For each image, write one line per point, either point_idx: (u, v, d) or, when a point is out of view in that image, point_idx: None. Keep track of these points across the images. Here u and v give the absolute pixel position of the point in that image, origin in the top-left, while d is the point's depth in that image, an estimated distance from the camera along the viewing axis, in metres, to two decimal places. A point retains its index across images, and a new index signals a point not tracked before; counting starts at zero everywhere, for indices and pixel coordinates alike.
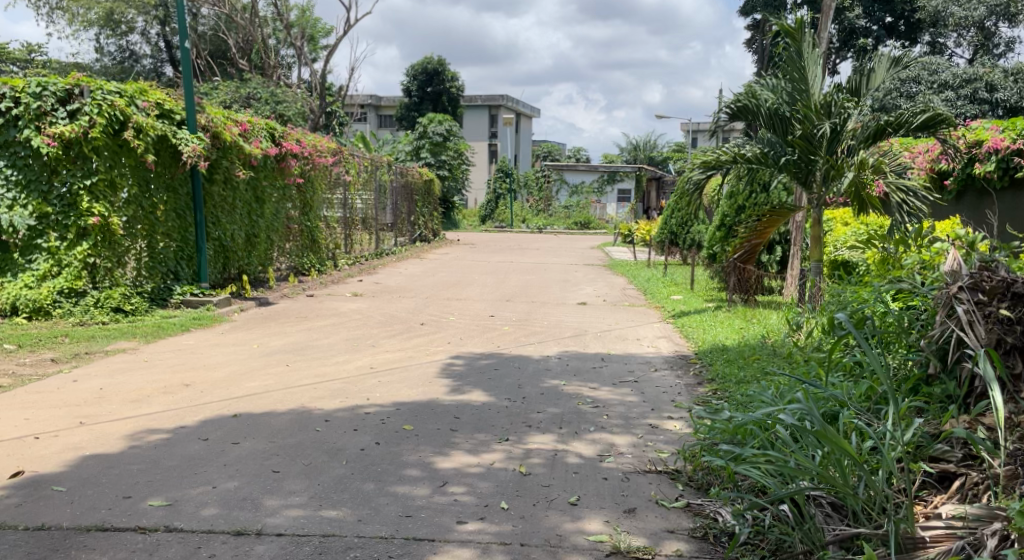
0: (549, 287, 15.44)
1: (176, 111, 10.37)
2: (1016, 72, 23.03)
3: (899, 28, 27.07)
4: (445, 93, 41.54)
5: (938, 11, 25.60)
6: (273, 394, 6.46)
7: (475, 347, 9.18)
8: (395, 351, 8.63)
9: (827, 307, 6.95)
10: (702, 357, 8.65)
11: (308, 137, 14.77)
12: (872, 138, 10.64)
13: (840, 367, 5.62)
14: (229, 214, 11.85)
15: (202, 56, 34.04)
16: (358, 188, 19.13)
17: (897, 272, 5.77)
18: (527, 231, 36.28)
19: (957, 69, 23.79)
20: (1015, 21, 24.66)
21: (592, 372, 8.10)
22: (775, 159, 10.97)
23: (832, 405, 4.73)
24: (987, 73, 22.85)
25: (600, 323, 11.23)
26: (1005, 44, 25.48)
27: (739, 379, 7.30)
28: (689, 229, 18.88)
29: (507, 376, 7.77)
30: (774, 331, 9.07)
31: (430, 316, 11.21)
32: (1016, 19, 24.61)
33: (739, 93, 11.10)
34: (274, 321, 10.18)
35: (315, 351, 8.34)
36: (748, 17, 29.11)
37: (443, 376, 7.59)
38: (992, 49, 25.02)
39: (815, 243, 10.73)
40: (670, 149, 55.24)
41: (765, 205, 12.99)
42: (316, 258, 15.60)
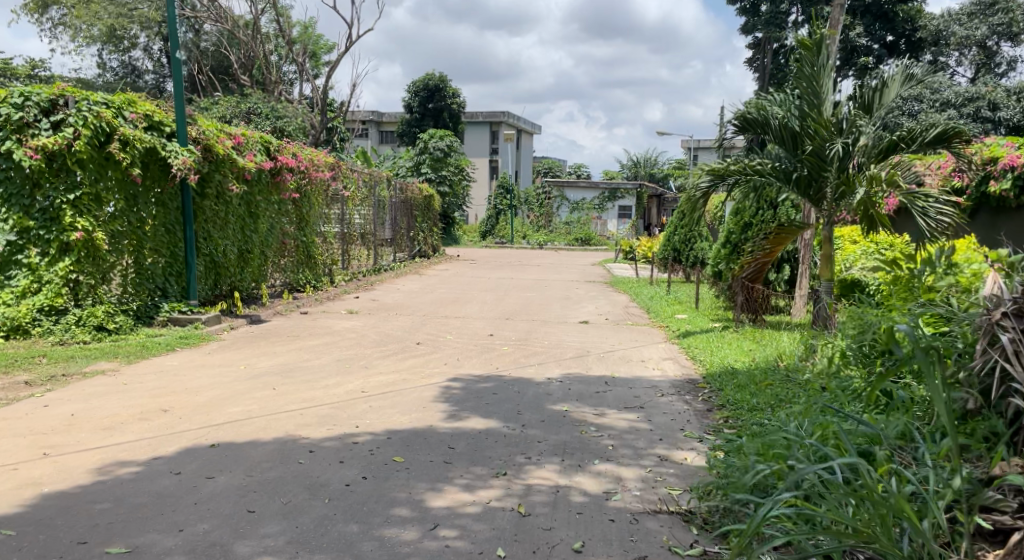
0: (550, 305, 15.05)
1: (165, 123, 9.98)
2: (1020, 92, 22.73)
3: (899, 47, 26.43)
4: (446, 109, 41.32)
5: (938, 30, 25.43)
6: (256, 422, 6.08)
7: (474, 368, 8.79)
8: (389, 373, 8.24)
9: (846, 330, 6.59)
10: (711, 382, 8.26)
11: (305, 151, 14.45)
12: (884, 154, 10.30)
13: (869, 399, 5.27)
14: (221, 229, 11.45)
15: (203, 72, 33.83)
16: (356, 204, 18.79)
17: (928, 295, 5.42)
18: (527, 247, 35.94)
19: (958, 87, 23.53)
20: (1017, 41, 24.43)
21: (596, 397, 7.70)
22: (785, 174, 10.61)
23: (865, 442, 4.42)
24: (989, 92, 22.57)
25: (603, 343, 10.84)
26: (1006, 64, 25.25)
27: (753, 407, 6.93)
28: (692, 245, 18.54)
29: (506, 400, 7.38)
30: (787, 353, 8.70)
31: (427, 335, 10.81)
32: (1018, 38, 24.38)
33: (748, 104, 10.75)
34: (265, 340, 9.80)
35: (305, 373, 7.95)
36: (749, 36, 28.89)
37: (438, 400, 7.20)
38: (993, 68, 24.79)
39: (826, 261, 10.35)
40: (670, 166, 55.01)
41: (774, 222, 12.58)
42: (313, 274, 15.22)
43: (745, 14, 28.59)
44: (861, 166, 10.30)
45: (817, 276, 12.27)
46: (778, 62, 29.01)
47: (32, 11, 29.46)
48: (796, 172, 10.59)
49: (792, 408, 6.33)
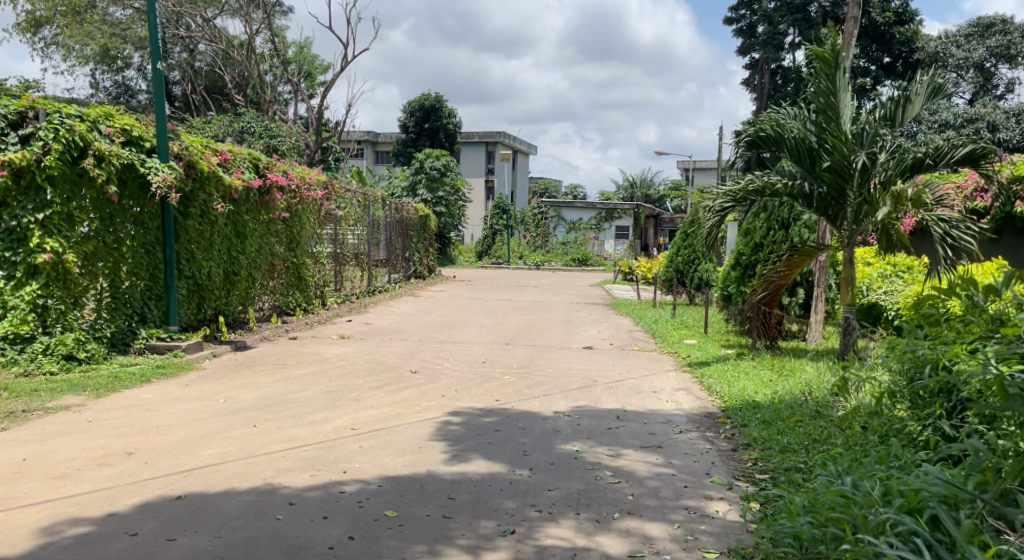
0: (552, 329, 14.37)
1: (145, 138, 9.29)
2: (1019, 113, 22.26)
3: (897, 69, 26.12)
4: (441, 129, 40.81)
5: (936, 52, 24.87)
6: (232, 467, 5.44)
7: (473, 400, 8.14)
8: (382, 407, 7.59)
9: (892, 362, 6.08)
10: (732, 417, 7.67)
11: (295, 169, 13.85)
12: (909, 171, 9.62)
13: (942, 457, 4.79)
14: (206, 250, 10.77)
15: (197, 91, 33.24)
16: (350, 223, 18.15)
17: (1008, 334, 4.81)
18: (523, 267, 35.25)
19: (958, 109, 23.04)
20: (1015, 63, 24.07)
21: (609, 434, 7.04)
22: (804, 194, 9.93)
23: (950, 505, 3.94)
24: (989, 113, 22.08)
25: (611, 372, 10.18)
26: (1004, 86, 24.79)
27: (787, 450, 6.39)
28: (696, 266, 17.92)
29: (511, 438, 6.73)
30: (813, 387, 8.10)
31: (423, 363, 10.14)
32: (1016, 61, 24.01)
33: (763, 121, 10.09)
34: (249, 370, 9.13)
35: (291, 409, 7.28)
36: (746, 55, 28.44)
37: (436, 438, 6.55)
38: (991, 90, 24.31)
39: (845, 285, 9.71)
40: (666, 187, 54.49)
41: (786, 243, 11.91)
42: (303, 296, 14.56)
43: (742, 34, 28.15)
44: (882, 185, 9.62)
45: (836, 301, 11.54)
46: (776, 83, 28.50)
47: (24, 30, 28.87)
48: (814, 190, 9.93)
49: (836, 453, 5.80)
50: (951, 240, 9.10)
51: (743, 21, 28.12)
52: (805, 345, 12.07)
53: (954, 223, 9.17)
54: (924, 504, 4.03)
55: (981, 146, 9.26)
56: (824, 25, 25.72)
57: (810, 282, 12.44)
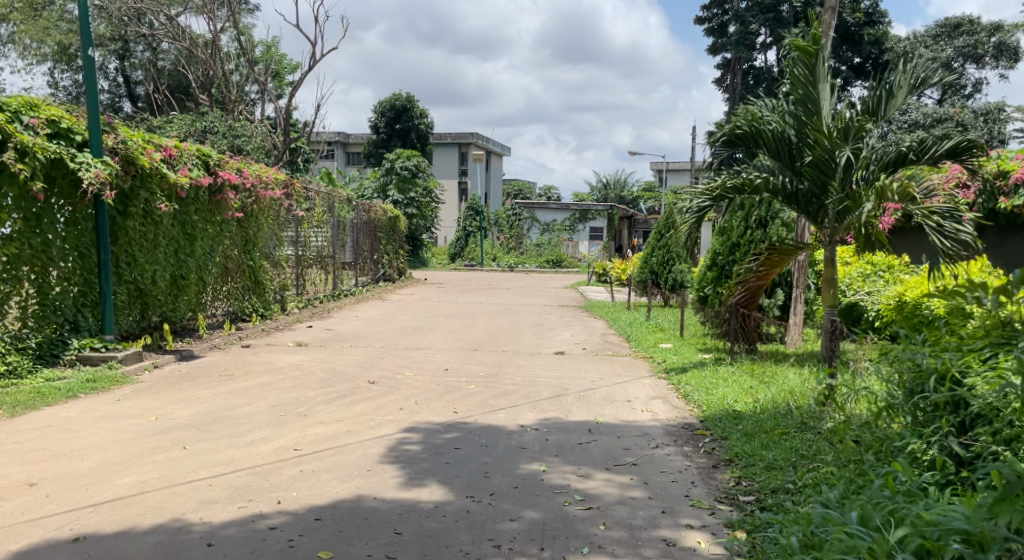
0: (523, 334, 13.74)
1: (76, 130, 8.57)
2: (987, 113, 22.04)
3: (866, 69, 25.86)
4: (413, 129, 40.09)
5: (906, 52, 24.55)
6: (146, 498, 4.85)
7: (433, 413, 7.51)
8: (332, 423, 6.95)
9: (886, 369, 5.55)
10: (712, 429, 7.11)
11: (250, 167, 13.13)
12: (891, 166, 9.10)
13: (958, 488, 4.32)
14: (150, 252, 10.05)
15: (160, 90, 32.19)
16: (313, 224, 17.40)
17: None
18: (497, 269, 34.64)
19: (928, 108, 22.72)
20: (981, 63, 23.93)
21: (578, 450, 6.44)
22: (784, 191, 9.38)
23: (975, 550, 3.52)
24: (960, 112, 21.79)
25: (581, 379, 9.57)
26: (971, 86, 24.59)
27: (774, 466, 5.83)
28: (671, 267, 17.37)
29: (471, 457, 6.11)
30: (796, 397, 7.55)
31: (382, 372, 9.49)
32: (984, 61, 23.80)
33: (738, 114, 9.48)
34: (191, 382, 8.44)
35: (229, 427, 6.61)
36: (717, 55, 28.00)
37: (386, 457, 5.92)
38: (960, 90, 24.07)
39: (826, 284, 9.16)
40: (639, 188, 54.00)
41: (764, 242, 11.33)
42: (260, 300, 13.83)
43: (713, 33, 27.69)
44: (866, 181, 9.07)
45: (815, 302, 11.05)
46: (748, 83, 28.06)
47: None
48: (795, 186, 9.38)
49: (828, 472, 5.28)
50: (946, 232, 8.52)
51: (714, 21, 27.69)
52: (785, 348, 11.53)
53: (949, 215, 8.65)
54: (943, 545, 3.60)
55: (967, 139, 8.74)
56: (794, 25, 25.39)
57: (789, 283, 11.88)
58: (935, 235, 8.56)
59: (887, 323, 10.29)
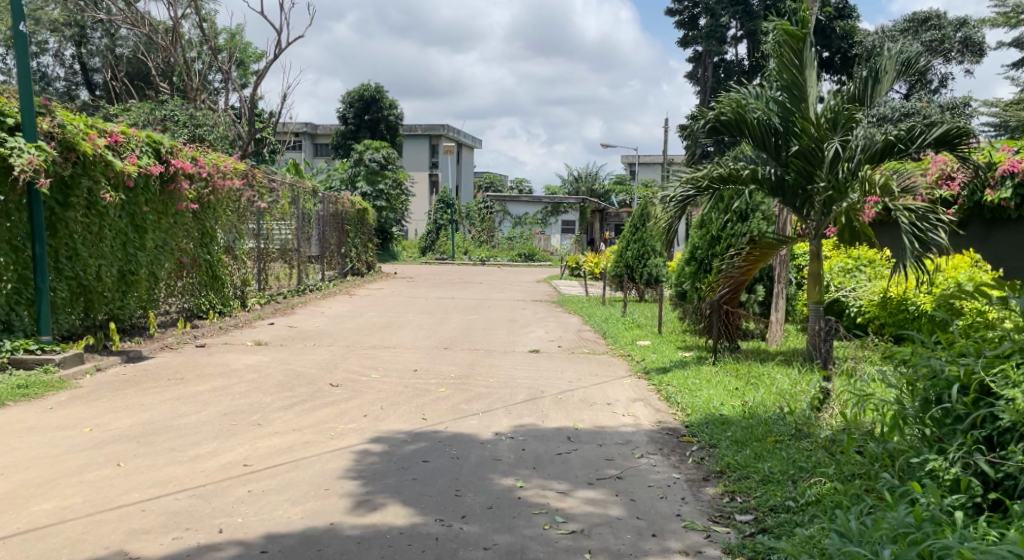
0: (495, 330, 13.18)
1: (7, 112, 7.91)
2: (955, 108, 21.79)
3: (835, 63, 25.52)
4: (382, 120, 39.27)
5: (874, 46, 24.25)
6: (65, 530, 4.31)
7: (398, 420, 6.95)
8: (288, 432, 6.38)
9: (893, 374, 5.04)
10: (699, 436, 6.59)
11: (208, 155, 12.56)
12: (879, 158, 8.34)
13: (992, 518, 3.90)
14: (94, 245, 9.58)
15: (119, 78, 31.17)
16: (275, 216, 16.71)
17: None
18: (468, 263, 34.06)
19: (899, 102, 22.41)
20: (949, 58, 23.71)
21: (558, 461, 5.90)
22: (770, 183, 8.71)
23: None
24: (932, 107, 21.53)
25: (557, 380, 9.02)
26: (938, 80, 24.37)
27: (772, 478, 5.28)
28: (646, 262, 16.86)
29: (440, 471, 5.56)
30: (784, 402, 7.01)
31: (346, 374, 8.90)
32: (950, 56, 23.59)
33: (721, 101, 8.73)
34: (136, 388, 7.82)
35: (173, 439, 6.01)
36: (688, 48, 27.54)
37: (345, 473, 5.35)
38: (928, 85, 23.89)
39: (811, 281, 8.73)
40: (610, 182, 53.63)
41: (743, 237, 10.66)
42: (218, 296, 13.15)
43: (683, 26, 27.21)
44: (851, 172, 8.39)
45: (797, 299, 10.55)
46: (719, 77, 27.60)
47: None
48: (781, 177, 8.72)
49: (833, 489, 4.82)
50: (918, 233, 7.66)
51: (685, 13, 27.09)
52: (766, 346, 11.02)
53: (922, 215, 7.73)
54: None
55: (958, 125, 8.00)
56: (765, 18, 25.01)
57: (771, 277, 11.35)
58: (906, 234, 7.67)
59: (872, 319, 9.81)
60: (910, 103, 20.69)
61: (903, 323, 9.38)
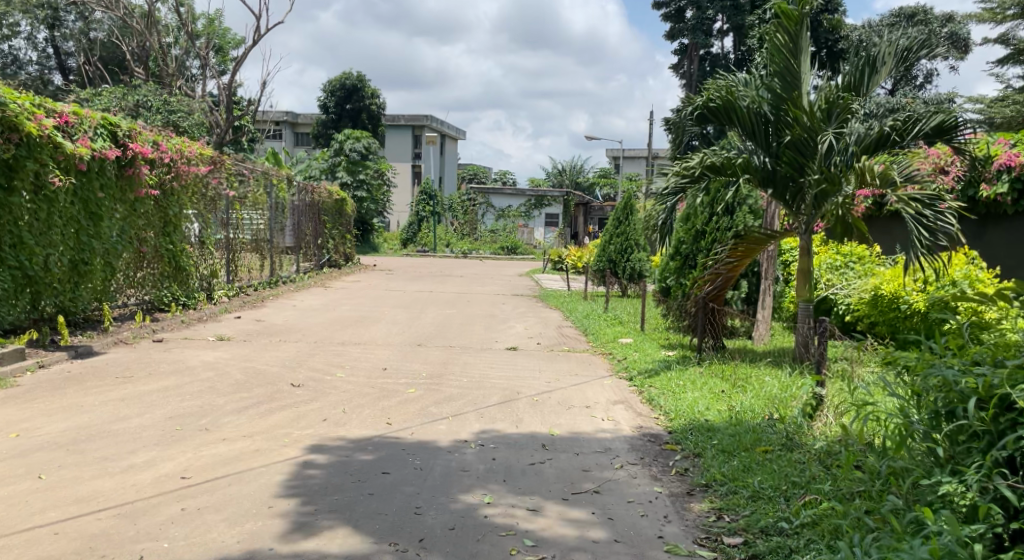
0: (473, 326, 12.66)
1: None
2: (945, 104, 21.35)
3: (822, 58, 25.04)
4: (364, 110, 38.59)
5: (860, 42, 23.82)
6: None
7: (358, 425, 6.46)
8: (235, 438, 5.90)
9: (898, 383, 4.54)
10: (684, 445, 6.07)
11: (173, 140, 12.12)
12: (874, 150, 7.80)
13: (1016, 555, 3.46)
14: (43, 234, 9.24)
15: (93, 63, 30.52)
16: (247, 205, 16.15)
17: None
18: (450, 255, 33.48)
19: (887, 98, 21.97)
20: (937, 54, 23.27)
21: (530, 473, 5.38)
22: (762, 175, 8.15)
23: None
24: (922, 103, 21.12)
25: (534, 381, 8.51)
26: (924, 76, 24.00)
27: (762, 494, 4.77)
28: (630, 256, 16.37)
29: (398, 484, 5.07)
30: (772, 409, 6.50)
31: (309, 373, 8.41)
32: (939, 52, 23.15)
33: (710, 87, 8.23)
34: (77, 388, 7.37)
35: (107, 447, 5.50)
36: (674, 41, 27.00)
37: (291, 489, 4.88)
38: (912, 81, 23.54)
39: (799, 278, 8.23)
40: (595, 175, 53.12)
41: (730, 231, 10.19)
42: (182, 288, 12.62)
43: (670, 19, 26.62)
44: (845, 164, 7.80)
45: (784, 297, 10.06)
46: (704, 70, 27.07)
47: None
48: (771, 169, 8.13)
49: (831, 508, 4.33)
50: (926, 223, 7.17)
51: (671, 6, 26.53)
52: (752, 345, 10.53)
53: (932, 203, 7.26)
54: None
55: (955, 115, 7.43)
56: (752, 11, 24.54)
57: (756, 273, 10.85)
58: (915, 224, 7.21)
59: (862, 318, 9.35)
60: (900, 98, 20.28)
61: (893, 321, 8.97)
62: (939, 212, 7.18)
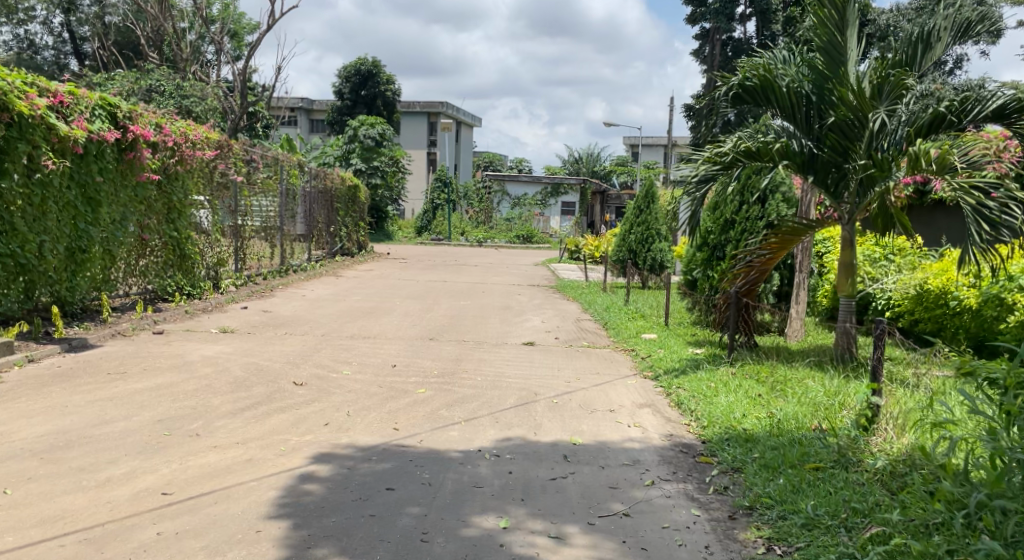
0: (488, 319, 12.09)
1: None
2: None
3: None
4: (379, 96, 37.97)
5: (888, 26, 22.99)
6: None
7: (362, 430, 5.91)
8: (227, 444, 5.38)
9: (983, 400, 4.01)
10: (721, 458, 5.45)
11: (177, 123, 11.61)
12: (928, 132, 7.10)
13: None
14: (36, 220, 8.74)
15: (108, 48, 30.05)
16: (257, 191, 15.62)
17: None
18: (465, 244, 32.91)
19: None
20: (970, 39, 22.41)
21: (551, 491, 4.82)
22: (802, 160, 7.48)
23: None
24: None
25: (554, 380, 7.92)
26: (955, 61, 23.16)
27: (819, 521, 4.24)
28: (651, 245, 15.72)
29: (403, 504, 4.54)
30: (817, 417, 5.90)
31: (314, 369, 7.88)
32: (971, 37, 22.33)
33: (745, 65, 7.58)
34: (65, 385, 6.87)
35: (85, 455, 4.98)
36: (695, 25, 26.21)
37: (281, 511, 4.36)
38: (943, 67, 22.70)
39: (841, 272, 7.55)
40: (611, 162, 52.43)
41: (762, 222, 9.52)
42: (187, 278, 12.10)
43: (692, 2, 25.85)
44: (896, 147, 7.16)
45: (820, 292, 9.41)
46: (727, 55, 26.28)
47: None
48: (813, 153, 7.48)
49: (907, 546, 3.85)
50: (988, 216, 6.45)
51: None
52: (785, 342, 9.89)
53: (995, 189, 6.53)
54: None
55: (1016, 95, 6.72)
56: None
57: (789, 264, 10.16)
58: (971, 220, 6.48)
59: (903, 315, 8.72)
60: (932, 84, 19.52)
61: (940, 318, 8.30)
62: (1004, 202, 6.45)
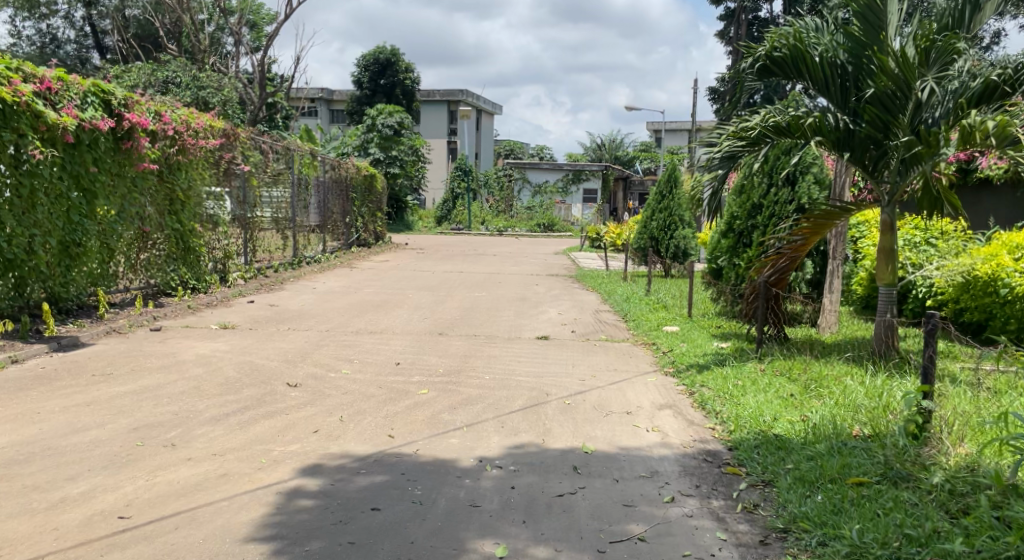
0: (502, 312, 11.53)
1: None
2: None
3: None
4: (398, 85, 37.51)
5: None
6: None
7: (353, 437, 5.39)
8: (203, 455, 4.90)
9: None
10: (751, 469, 4.88)
11: (179, 110, 11.12)
12: (980, 100, 6.40)
13: None
14: (25, 214, 8.30)
15: (127, 41, 29.75)
16: (267, 182, 15.16)
17: None
18: (485, 233, 32.36)
19: None
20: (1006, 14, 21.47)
21: (557, 511, 4.28)
22: (838, 135, 6.83)
23: None
24: None
25: (569, 379, 7.35)
26: (991, 37, 22.22)
27: (867, 551, 3.77)
28: (674, 232, 15.09)
29: (388, 529, 4.02)
30: (861, 421, 5.31)
31: (311, 369, 7.37)
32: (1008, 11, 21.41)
33: (774, 34, 7.02)
34: (42, 389, 6.42)
35: (44, 470, 4.51)
36: (720, 6, 25.39)
37: (248, 540, 3.87)
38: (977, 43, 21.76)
39: (882, 258, 6.89)
40: (634, 148, 51.62)
41: (793, 206, 8.89)
42: (192, 271, 11.66)
43: None
44: (943, 118, 6.49)
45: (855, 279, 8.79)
46: (753, 35, 25.44)
47: None
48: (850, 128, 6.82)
49: None
50: None
51: None
52: (820, 334, 9.24)
53: None
54: None
55: None
56: None
57: (822, 251, 9.53)
58: None
59: (948, 303, 8.10)
60: None
61: (988, 307, 7.66)
62: None
